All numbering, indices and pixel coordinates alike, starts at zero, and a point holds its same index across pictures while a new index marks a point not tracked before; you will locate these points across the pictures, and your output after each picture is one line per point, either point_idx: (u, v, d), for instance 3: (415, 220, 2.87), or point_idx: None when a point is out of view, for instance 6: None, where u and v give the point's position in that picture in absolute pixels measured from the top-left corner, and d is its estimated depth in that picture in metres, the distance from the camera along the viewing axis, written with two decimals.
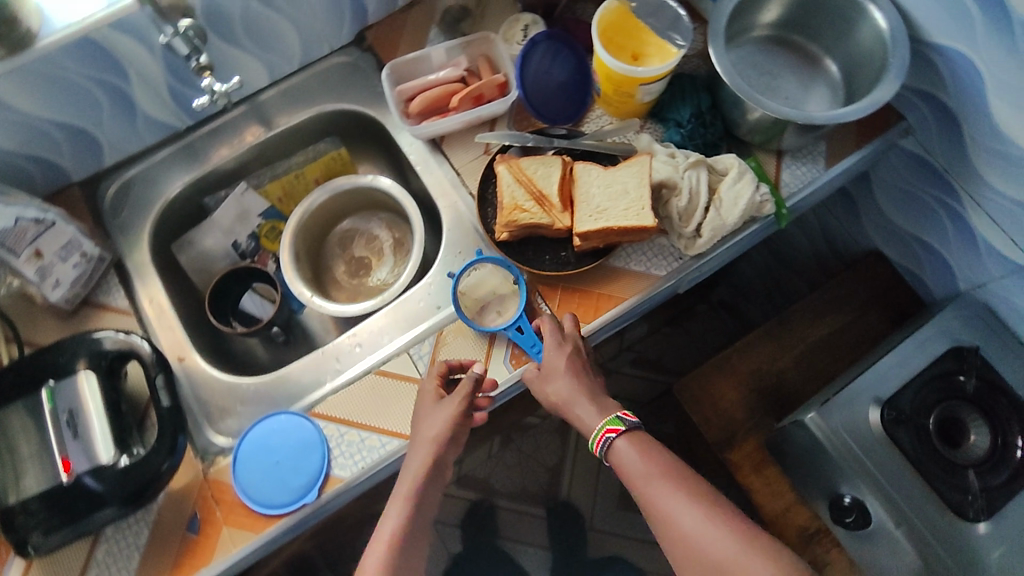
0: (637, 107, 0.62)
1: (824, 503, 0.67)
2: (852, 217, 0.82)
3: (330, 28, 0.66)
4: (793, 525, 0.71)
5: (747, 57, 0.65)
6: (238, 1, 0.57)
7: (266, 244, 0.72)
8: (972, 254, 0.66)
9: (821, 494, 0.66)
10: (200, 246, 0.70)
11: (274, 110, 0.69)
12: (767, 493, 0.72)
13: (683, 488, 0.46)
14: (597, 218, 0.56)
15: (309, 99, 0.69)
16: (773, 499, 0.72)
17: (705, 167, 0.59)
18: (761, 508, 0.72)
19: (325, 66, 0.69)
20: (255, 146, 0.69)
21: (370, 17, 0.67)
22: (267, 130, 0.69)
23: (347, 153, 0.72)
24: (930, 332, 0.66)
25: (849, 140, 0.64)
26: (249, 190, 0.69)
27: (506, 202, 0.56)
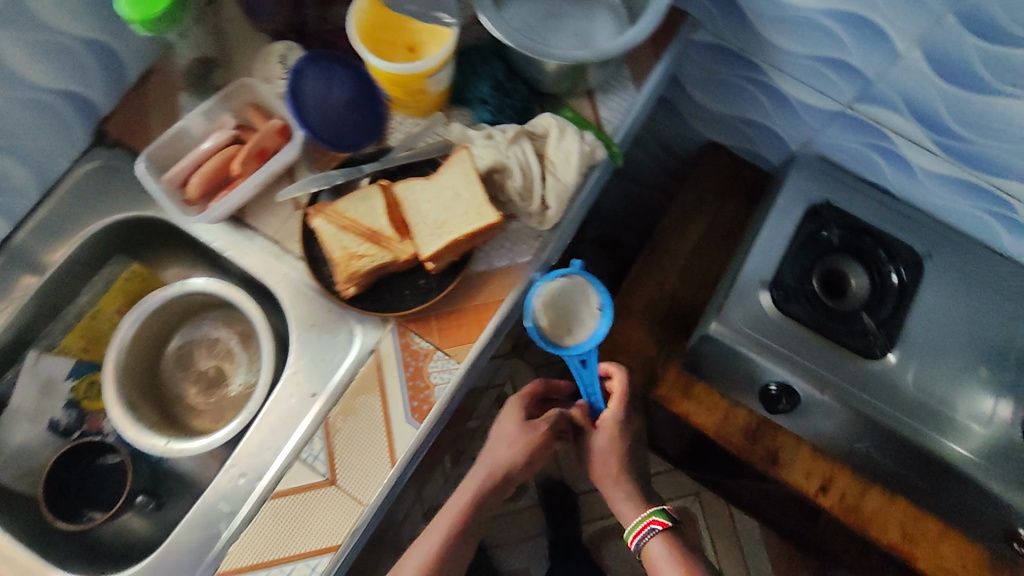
0: (434, 100, 0.58)
1: (755, 398, 0.69)
2: (677, 119, 0.80)
3: (59, 135, 0.59)
4: (738, 428, 0.73)
5: (522, 8, 0.59)
6: None
7: (89, 404, 0.64)
8: (792, 116, 0.69)
9: (751, 390, 0.68)
10: (25, 430, 0.61)
11: (46, 249, 0.61)
12: (704, 411, 0.73)
13: (691, 574, 0.57)
14: (439, 233, 0.52)
15: (73, 224, 0.62)
16: (711, 415, 0.73)
17: (526, 136, 0.57)
18: (703, 427, 0.73)
19: (76, 179, 0.62)
20: (35, 297, 0.60)
21: (102, 107, 0.61)
22: (41, 274, 0.60)
23: (141, 269, 0.65)
24: (785, 200, 0.69)
25: (646, 55, 0.64)
26: (41, 355, 0.61)
27: (338, 255, 0.51)
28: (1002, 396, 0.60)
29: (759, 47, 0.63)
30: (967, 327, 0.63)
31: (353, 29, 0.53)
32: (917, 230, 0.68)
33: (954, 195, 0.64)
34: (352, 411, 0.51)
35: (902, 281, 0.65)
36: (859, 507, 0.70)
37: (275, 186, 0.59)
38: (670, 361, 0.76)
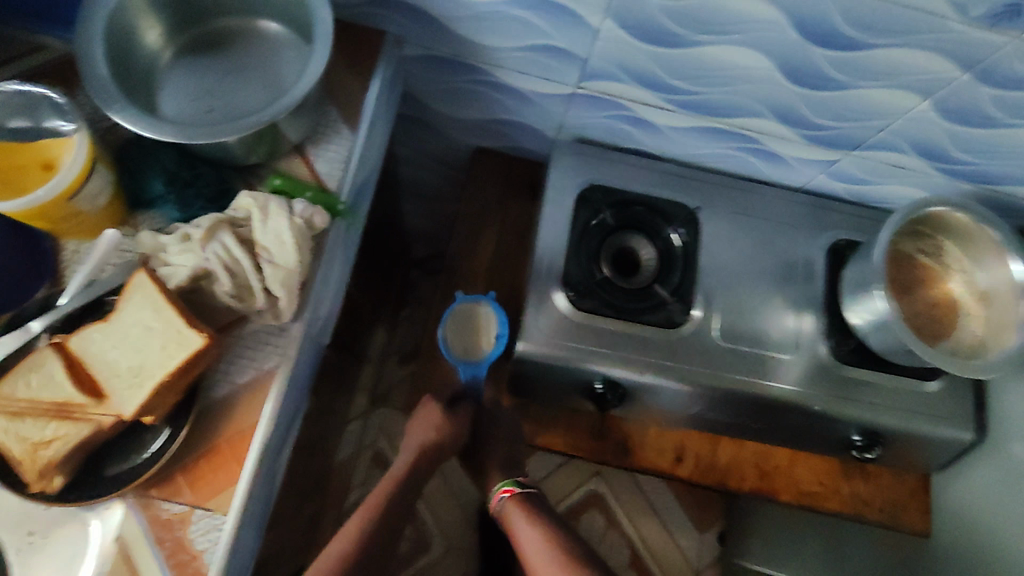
0: (101, 216, 0.48)
1: (583, 398, 0.64)
2: (432, 134, 0.75)
3: None
4: (582, 432, 0.69)
5: (183, 83, 0.53)
6: None
7: None
8: (533, 107, 0.66)
9: (576, 392, 0.64)
10: None
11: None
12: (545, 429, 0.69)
13: (538, 520, 0.57)
14: (139, 383, 0.43)
15: None
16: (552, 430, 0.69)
17: (223, 224, 0.47)
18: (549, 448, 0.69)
19: None
20: None
21: None
22: None
23: None
24: (555, 192, 0.66)
25: (353, 90, 0.57)
26: None
27: (19, 453, 0.41)
28: (798, 310, 0.64)
29: (470, 51, 0.60)
30: (754, 257, 0.66)
31: None
32: (686, 181, 0.68)
33: (702, 141, 0.65)
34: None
35: (683, 242, 0.65)
36: (715, 464, 0.69)
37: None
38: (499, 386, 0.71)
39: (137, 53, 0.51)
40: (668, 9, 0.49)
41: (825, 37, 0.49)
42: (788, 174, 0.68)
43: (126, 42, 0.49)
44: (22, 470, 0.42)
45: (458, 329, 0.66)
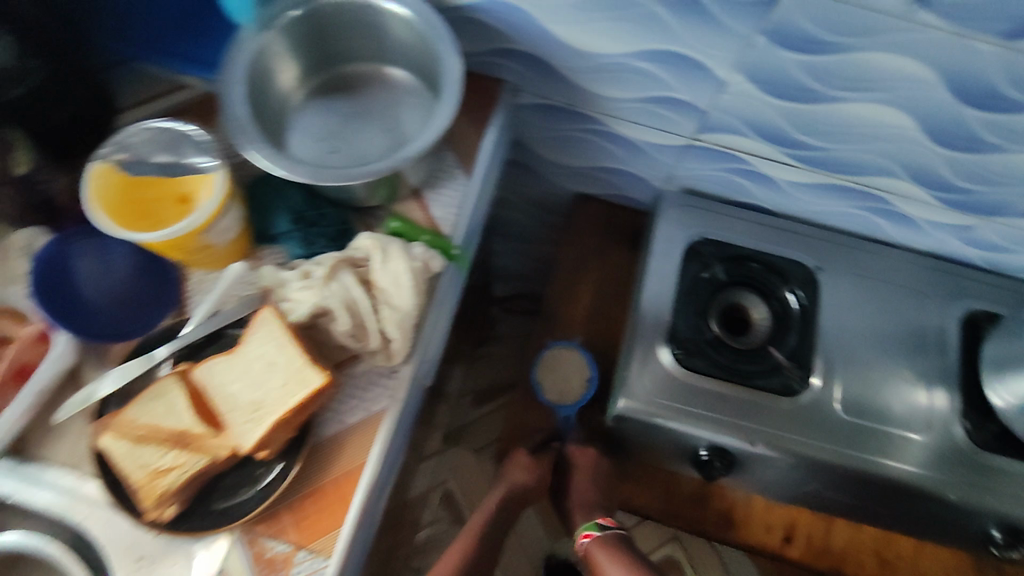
0: (228, 248, 0.49)
1: (687, 462, 0.61)
2: (536, 179, 0.75)
3: None
4: (682, 497, 0.65)
5: (312, 122, 0.54)
6: None
7: None
8: (644, 156, 0.65)
9: (680, 456, 0.60)
10: None
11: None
12: (642, 492, 0.65)
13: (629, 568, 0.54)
14: (258, 418, 0.43)
15: None
16: (649, 494, 0.65)
17: (345, 265, 0.48)
18: (645, 511, 0.65)
19: None
20: None
21: None
22: None
23: None
24: (663, 243, 0.64)
25: (470, 134, 0.58)
26: None
27: (140, 478, 0.42)
28: (932, 385, 0.58)
29: (586, 100, 0.59)
30: (879, 321, 0.61)
31: (91, 201, 0.44)
32: (803, 239, 0.65)
33: (824, 198, 0.62)
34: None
35: (801, 304, 0.61)
36: (829, 548, 0.63)
37: (56, 400, 0.48)
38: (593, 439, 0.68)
39: (275, 89, 0.52)
40: (804, 64, 0.47)
41: (983, 98, 0.45)
42: (915, 236, 0.64)
43: (268, 86, 0.51)
44: (139, 496, 0.43)
45: (552, 373, 0.66)
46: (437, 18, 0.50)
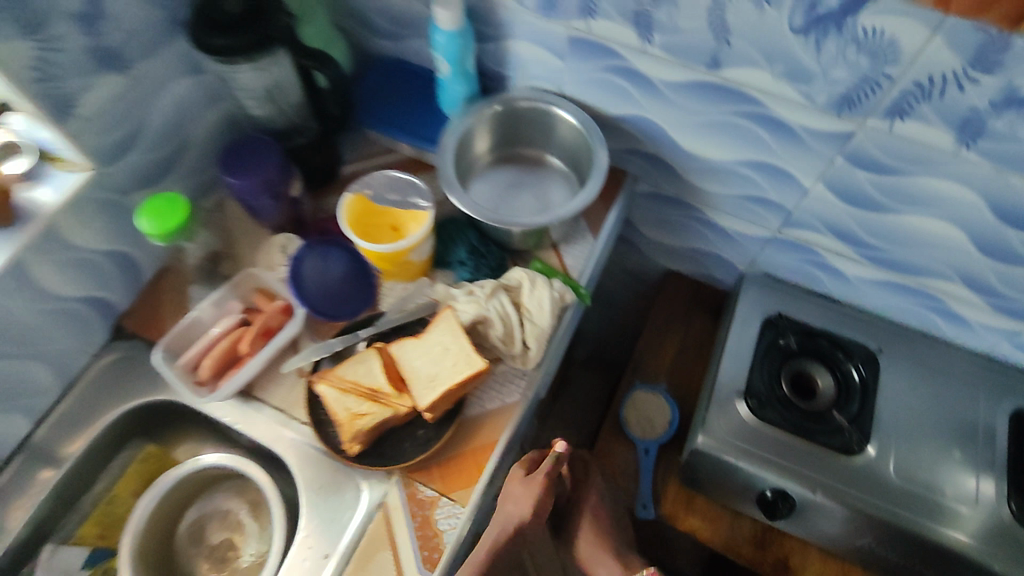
0: (419, 266, 0.66)
1: (752, 503, 0.71)
2: (636, 253, 0.90)
3: (81, 337, 0.63)
4: (744, 539, 0.75)
5: (486, 185, 0.73)
6: None
7: None
8: (734, 244, 0.79)
9: (746, 497, 0.70)
10: None
11: (58, 443, 0.62)
12: (708, 525, 0.76)
13: None
14: (432, 387, 0.57)
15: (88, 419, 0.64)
16: (716, 528, 0.76)
17: (502, 289, 0.64)
18: (711, 545, 0.75)
19: (92, 374, 0.65)
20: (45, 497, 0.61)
21: (120, 306, 0.66)
22: (53, 473, 0.61)
23: (157, 449, 0.68)
24: (744, 316, 0.76)
25: (598, 208, 0.74)
26: (56, 548, 0.61)
27: (343, 417, 0.57)
28: (982, 475, 0.65)
29: (693, 193, 0.75)
30: (934, 406, 0.70)
31: (343, 216, 0.64)
32: (867, 327, 0.75)
33: (889, 294, 0.73)
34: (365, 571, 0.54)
35: (862, 378, 0.72)
36: None
37: (280, 359, 0.65)
38: (669, 474, 0.80)
39: (466, 159, 0.71)
40: (875, 182, 0.61)
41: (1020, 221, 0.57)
42: (971, 338, 0.73)
43: (461, 156, 0.70)
44: (339, 431, 0.58)
45: (637, 413, 0.83)
46: (594, 123, 0.67)
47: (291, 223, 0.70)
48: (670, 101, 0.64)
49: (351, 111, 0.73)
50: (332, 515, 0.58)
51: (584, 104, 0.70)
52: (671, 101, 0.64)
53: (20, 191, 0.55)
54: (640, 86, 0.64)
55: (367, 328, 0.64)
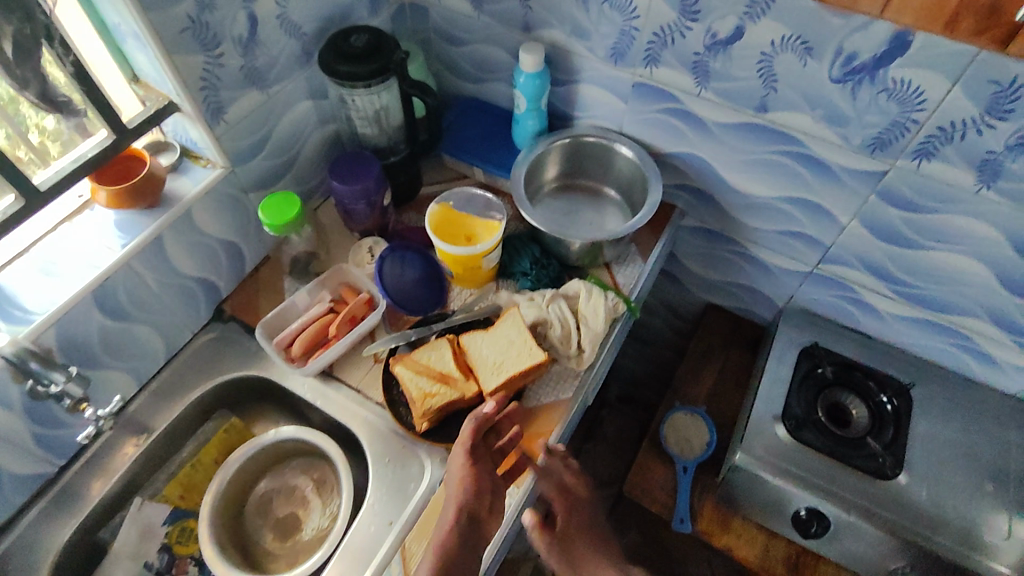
0: (488, 273, 0.74)
1: (788, 523, 0.74)
2: (678, 287, 0.97)
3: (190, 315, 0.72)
4: (778, 559, 0.77)
5: (550, 210, 0.82)
6: (95, 326, 0.60)
7: (180, 548, 0.69)
8: (772, 278, 0.85)
9: (782, 516, 0.73)
10: None
11: (155, 410, 0.70)
12: (743, 544, 0.78)
13: None
14: (497, 374, 0.64)
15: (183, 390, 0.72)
16: (750, 547, 0.78)
17: (562, 298, 0.71)
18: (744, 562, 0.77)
19: (192, 349, 0.73)
20: (140, 456, 0.68)
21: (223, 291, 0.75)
22: (149, 435, 0.69)
23: (239, 422, 0.75)
24: (781, 346, 0.82)
25: (648, 235, 0.81)
26: (144, 501, 0.68)
27: (415, 395, 0.64)
28: (1013, 513, 0.67)
29: (735, 227, 0.82)
30: (965, 441, 0.73)
31: (429, 222, 0.73)
32: (897, 363, 0.80)
33: (923, 332, 0.77)
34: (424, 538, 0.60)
35: (895, 408, 0.75)
36: None
37: (358, 346, 0.72)
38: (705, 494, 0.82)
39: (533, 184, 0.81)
40: (906, 220, 0.67)
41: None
42: (1004, 380, 0.75)
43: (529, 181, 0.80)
44: (411, 407, 0.64)
45: (675, 432, 0.85)
46: (649, 159, 0.76)
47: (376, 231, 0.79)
48: (719, 140, 0.72)
49: (434, 138, 0.83)
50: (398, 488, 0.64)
51: (641, 141, 0.79)
52: (720, 139, 0.72)
53: (168, 180, 0.65)
54: (693, 126, 0.73)
55: (439, 323, 0.72)
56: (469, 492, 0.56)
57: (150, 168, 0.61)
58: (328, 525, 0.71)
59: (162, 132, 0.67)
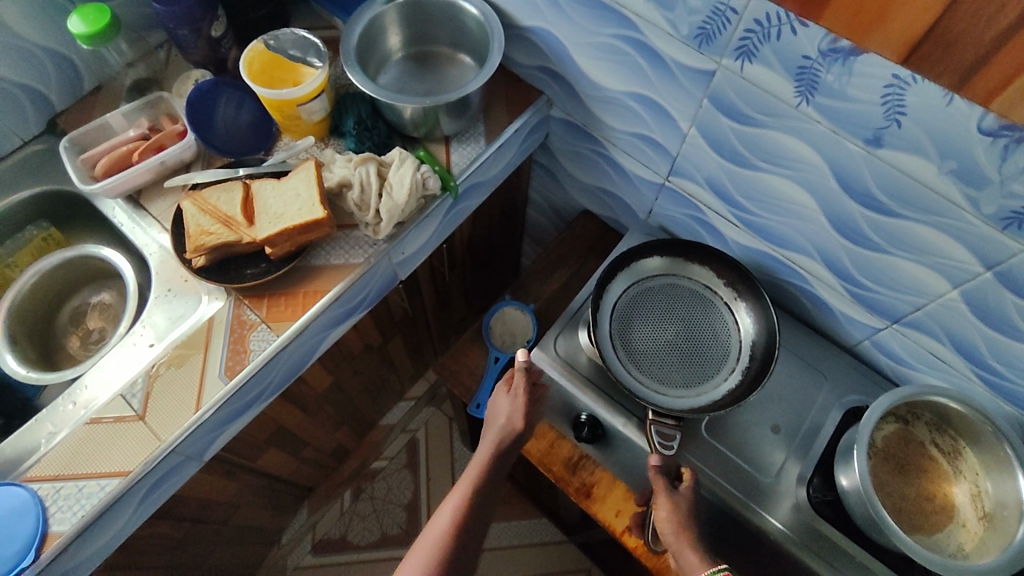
0: (311, 124, 0.82)
1: None
2: (839, 313, 0.79)
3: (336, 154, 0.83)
4: None
5: (715, 143, 0.72)
6: (274, 158, 0.82)
7: (227, 296, 0.76)
8: (903, 288, 0.68)
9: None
10: (163, 290, 0.79)
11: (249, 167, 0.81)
12: None
13: None
14: (274, 223, 0.73)
15: (288, 156, 0.82)
16: None
17: (375, 163, 0.78)
18: None
19: None
20: (246, 253, 0.76)
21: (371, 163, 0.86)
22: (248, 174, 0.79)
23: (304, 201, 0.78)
24: (878, 410, 0.68)
25: (909, 156, 0.56)
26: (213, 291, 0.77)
27: (194, 230, 0.74)
28: None
29: (916, 237, 0.62)
30: None
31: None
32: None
33: None
34: (177, 366, 0.73)
35: None
36: None
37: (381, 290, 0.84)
38: (741, 524, 0.75)
39: (682, 104, 0.71)
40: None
41: None
42: (891, 487, 0.69)
43: (709, 113, 0.69)
44: (235, 241, 0.74)
45: (738, 470, 0.75)
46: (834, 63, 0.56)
47: (458, 121, 0.82)
48: (855, 77, 0.54)
49: (594, 68, 0.78)
50: (497, 364, 0.92)
51: (823, 113, 0.59)
52: (855, 73, 0.54)
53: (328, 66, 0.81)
54: (833, 63, 0.55)
55: (390, 274, 0.83)
56: (229, 361, 0.73)
57: (325, 76, 0.79)
58: (256, 325, 0.74)
59: (349, 23, 0.79)
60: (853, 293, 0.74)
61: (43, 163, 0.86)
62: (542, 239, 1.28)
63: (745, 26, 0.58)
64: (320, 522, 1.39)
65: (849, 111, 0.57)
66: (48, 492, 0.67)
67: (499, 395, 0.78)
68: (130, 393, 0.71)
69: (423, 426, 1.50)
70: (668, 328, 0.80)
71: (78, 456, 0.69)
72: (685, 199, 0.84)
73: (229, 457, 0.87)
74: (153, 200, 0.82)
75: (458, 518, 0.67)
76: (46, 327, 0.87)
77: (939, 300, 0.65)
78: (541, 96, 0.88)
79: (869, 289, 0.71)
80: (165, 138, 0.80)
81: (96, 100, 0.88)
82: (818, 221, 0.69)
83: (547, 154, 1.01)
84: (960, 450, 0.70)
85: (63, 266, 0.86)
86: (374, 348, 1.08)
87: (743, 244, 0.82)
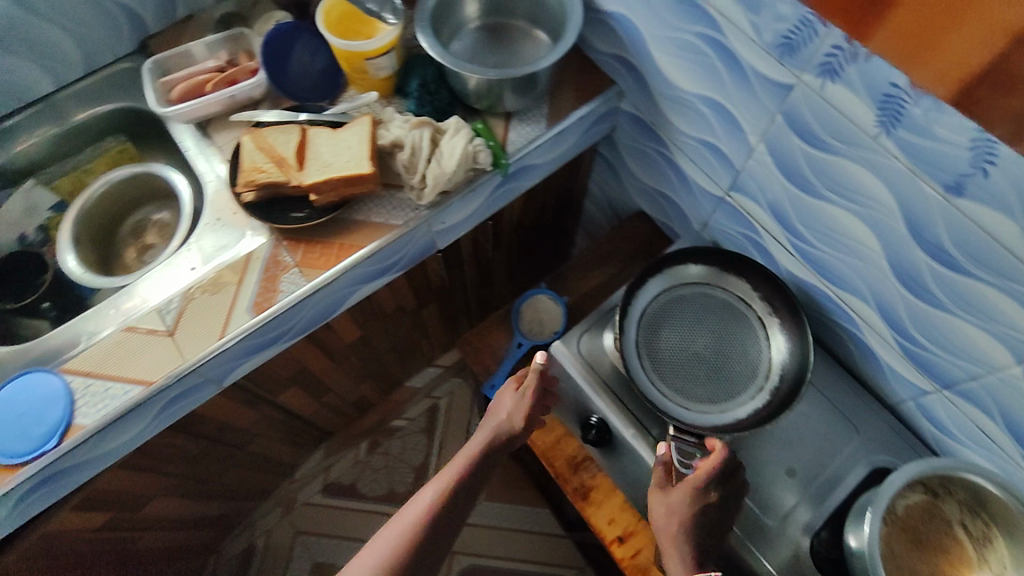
0: (377, 81, 0.82)
1: None
2: (885, 366, 0.73)
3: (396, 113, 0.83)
4: None
5: (782, 162, 0.67)
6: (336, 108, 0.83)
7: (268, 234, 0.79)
8: (960, 352, 0.62)
9: None
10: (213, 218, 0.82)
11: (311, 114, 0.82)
12: None
13: None
14: (321, 171, 0.74)
15: (350, 108, 0.83)
16: None
17: (431, 128, 0.78)
18: None
19: None
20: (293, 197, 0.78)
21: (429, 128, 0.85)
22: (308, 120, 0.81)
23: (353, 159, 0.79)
24: (902, 477, 0.63)
25: (992, 213, 0.50)
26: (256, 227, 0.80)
27: (249, 165, 0.76)
28: None
29: (985, 301, 0.56)
30: None
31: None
32: None
33: None
34: (210, 293, 0.76)
35: None
36: None
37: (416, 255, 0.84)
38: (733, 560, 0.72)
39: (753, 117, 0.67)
40: None
41: None
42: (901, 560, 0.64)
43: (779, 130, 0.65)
44: (284, 183, 0.75)
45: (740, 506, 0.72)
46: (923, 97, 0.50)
47: (520, 99, 0.80)
48: (944, 116, 0.49)
49: (669, 66, 0.74)
50: (519, 349, 0.92)
51: (902, 148, 0.54)
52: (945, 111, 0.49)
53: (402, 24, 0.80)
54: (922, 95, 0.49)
55: (427, 241, 0.83)
56: (258, 297, 0.75)
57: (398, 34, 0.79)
58: (288, 267, 0.76)
59: None
60: (905, 348, 0.68)
61: (129, 81, 0.90)
62: (594, 232, 1.25)
63: (832, 43, 0.53)
64: (333, 466, 1.44)
65: (932, 151, 0.52)
66: (78, 386, 0.72)
67: (505, 393, 0.78)
68: (165, 310, 0.75)
69: (444, 395, 1.52)
70: (698, 347, 0.77)
71: (108, 358, 0.73)
72: (742, 216, 0.79)
73: (250, 387, 0.91)
74: (219, 131, 0.85)
75: (429, 509, 0.66)
76: (108, 235, 0.93)
77: (998, 373, 0.59)
78: (612, 86, 0.85)
79: (923, 347, 0.66)
80: (238, 74, 0.83)
81: (185, 28, 0.91)
82: (879, 264, 0.64)
83: (610, 147, 0.97)
84: (991, 538, 0.64)
85: (131, 181, 0.92)
86: (406, 311, 1.09)
87: (795, 274, 0.77)
